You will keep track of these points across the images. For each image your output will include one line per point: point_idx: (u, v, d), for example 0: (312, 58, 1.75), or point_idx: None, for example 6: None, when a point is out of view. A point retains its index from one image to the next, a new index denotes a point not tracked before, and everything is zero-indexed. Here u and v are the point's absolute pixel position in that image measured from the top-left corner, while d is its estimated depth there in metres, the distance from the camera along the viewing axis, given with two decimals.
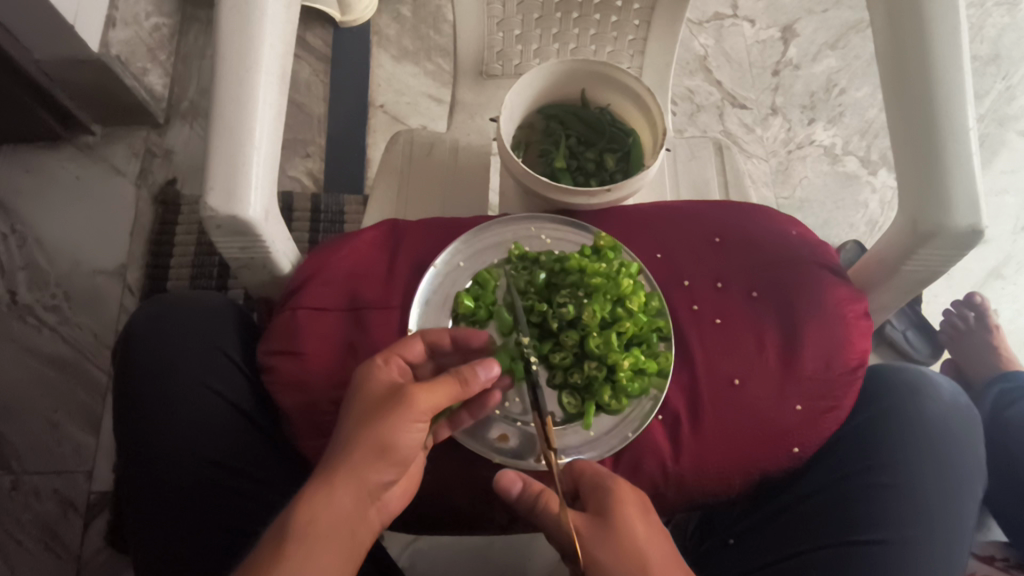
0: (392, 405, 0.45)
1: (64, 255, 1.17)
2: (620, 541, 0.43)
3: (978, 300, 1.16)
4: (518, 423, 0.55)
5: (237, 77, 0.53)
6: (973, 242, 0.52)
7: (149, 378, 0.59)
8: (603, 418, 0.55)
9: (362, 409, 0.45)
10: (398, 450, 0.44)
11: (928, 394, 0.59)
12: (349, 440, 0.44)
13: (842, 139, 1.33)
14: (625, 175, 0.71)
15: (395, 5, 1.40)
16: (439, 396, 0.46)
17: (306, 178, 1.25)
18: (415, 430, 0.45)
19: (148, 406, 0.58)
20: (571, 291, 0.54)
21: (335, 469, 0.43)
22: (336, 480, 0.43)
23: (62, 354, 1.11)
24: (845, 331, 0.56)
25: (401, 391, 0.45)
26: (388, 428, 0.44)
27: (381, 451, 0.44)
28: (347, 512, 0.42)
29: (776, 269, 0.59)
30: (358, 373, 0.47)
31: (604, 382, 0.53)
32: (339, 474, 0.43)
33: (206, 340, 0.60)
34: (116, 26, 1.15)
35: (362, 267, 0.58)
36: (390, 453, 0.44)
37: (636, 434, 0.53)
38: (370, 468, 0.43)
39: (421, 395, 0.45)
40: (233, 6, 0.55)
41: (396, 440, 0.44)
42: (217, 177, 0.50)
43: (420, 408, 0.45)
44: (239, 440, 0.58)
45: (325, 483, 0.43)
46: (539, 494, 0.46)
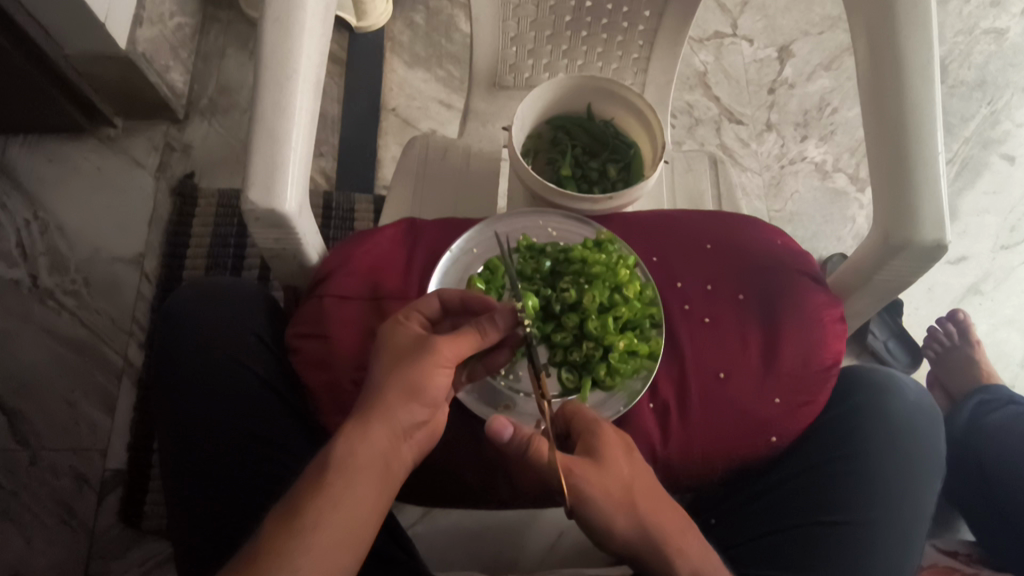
0: (419, 353, 0.51)
1: (84, 242, 1.22)
2: (611, 477, 0.48)
3: (960, 317, 1.23)
4: (521, 394, 0.62)
5: (277, 83, 0.57)
6: (939, 255, 0.57)
7: (187, 354, 0.64)
8: (597, 393, 0.60)
9: (391, 356, 0.51)
10: (426, 392, 0.50)
11: (896, 393, 0.65)
12: (382, 385, 0.50)
13: (833, 156, 1.40)
14: (626, 184, 0.77)
15: (409, 13, 1.46)
16: (461, 345, 0.52)
17: (319, 177, 1.31)
18: (440, 374, 0.51)
19: (187, 379, 0.63)
20: (573, 278, 0.60)
21: (370, 409, 0.49)
22: (371, 418, 0.48)
23: (80, 337, 1.16)
24: (821, 332, 0.61)
25: (427, 341, 0.51)
26: (416, 373, 0.50)
27: (412, 393, 0.50)
28: (383, 448, 0.48)
29: (762, 274, 0.64)
30: (384, 326, 0.54)
31: (600, 360, 0.59)
32: (374, 414, 0.48)
33: (240, 321, 0.65)
34: (143, 24, 1.19)
35: (383, 260, 0.64)
36: (419, 395, 0.50)
37: (626, 409, 0.59)
38: (403, 408, 0.49)
39: (445, 344, 0.51)
40: (276, 19, 0.59)
41: (424, 384, 0.50)
42: (257, 173, 0.55)
43: (444, 355, 0.51)
44: (270, 414, 0.63)
45: (361, 423, 0.48)
46: (529, 440, 0.49)
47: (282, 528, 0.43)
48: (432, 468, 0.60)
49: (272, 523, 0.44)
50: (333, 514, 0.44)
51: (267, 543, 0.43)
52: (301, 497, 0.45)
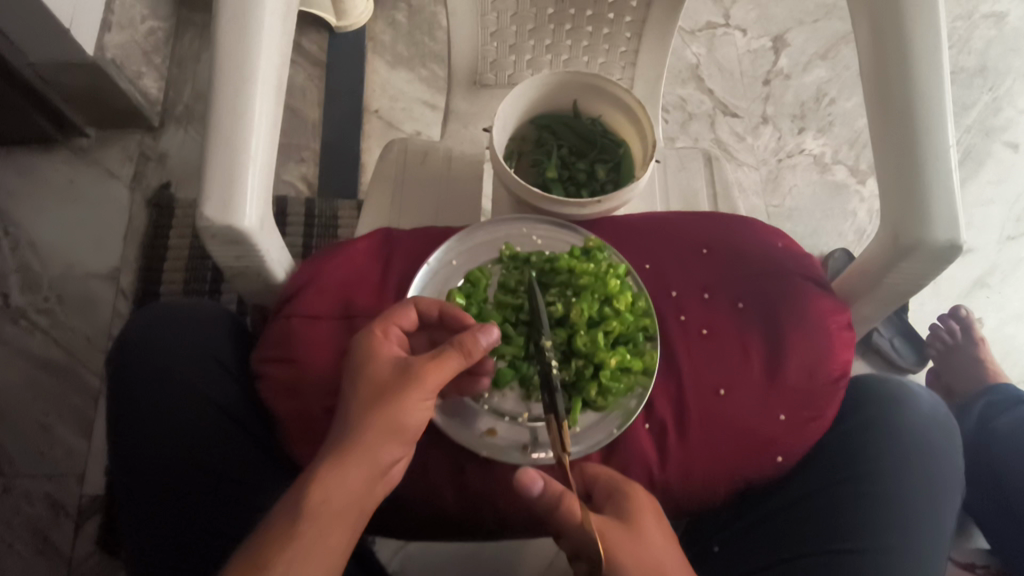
0: (401, 384, 0.47)
1: (58, 258, 1.18)
2: (642, 549, 0.45)
3: (962, 313, 1.17)
4: (507, 418, 0.57)
5: (230, 86, 0.51)
6: (953, 257, 0.52)
7: (145, 383, 0.59)
8: (588, 414, 0.56)
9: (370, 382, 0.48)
10: (408, 427, 0.47)
11: (908, 403, 0.60)
12: (358, 420, 0.46)
13: (832, 148, 1.35)
14: (615, 186, 0.72)
15: (391, 12, 1.41)
16: (444, 369, 0.47)
17: (300, 183, 1.27)
18: (421, 406, 0.47)
19: (144, 412, 0.59)
20: (560, 290, 0.56)
21: (345, 449, 0.45)
22: (347, 458, 0.45)
23: (54, 357, 1.12)
24: (828, 343, 0.56)
25: (410, 368, 0.47)
26: (398, 407, 0.46)
27: (393, 430, 0.46)
28: (359, 490, 0.45)
29: (761, 279, 0.59)
30: (359, 349, 0.49)
31: (592, 378, 0.54)
32: (349, 454, 0.45)
33: (208, 351, 0.61)
34: (112, 29, 1.14)
35: (355, 275, 0.59)
36: (400, 433, 0.46)
37: (620, 431, 0.55)
38: (382, 446, 0.46)
39: (427, 372, 0.47)
40: (231, 18, 0.53)
41: (406, 417, 0.46)
42: (213, 186, 0.49)
43: (427, 384, 0.47)
44: (230, 446, 0.59)
45: (334, 466, 0.44)
46: (560, 495, 0.47)
47: None
48: (409, 496, 0.54)
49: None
50: (302, 570, 0.41)
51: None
52: (273, 549, 0.42)
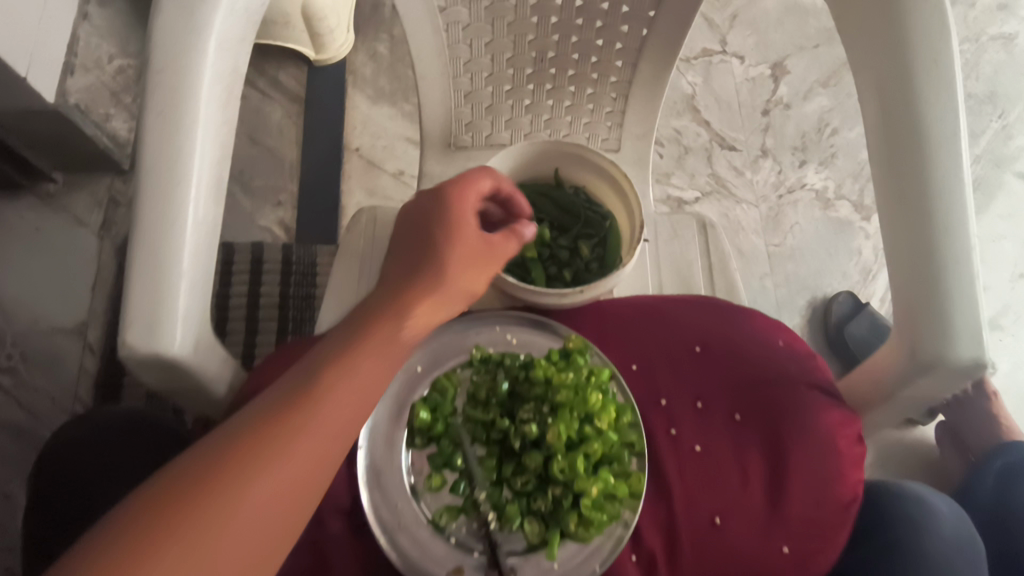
0: (485, 254, 0.47)
1: (21, 312, 1.11)
2: None
3: None
4: (475, 553, 0.51)
5: (159, 194, 0.46)
6: (978, 375, 0.46)
7: (81, 496, 0.59)
8: (569, 545, 0.49)
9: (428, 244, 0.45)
10: (473, 290, 0.46)
11: (934, 525, 0.56)
12: (444, 266, 0.44)
13: (835, 182, 1.29)
14: (600, 267, 0.64)
15: (372, 43, 1.35)
16: (509, 249, 0.48)
17: (277, 228, 1.20)
18: (486, 278, 0.47)
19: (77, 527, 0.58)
20: (535, 405, 0.48)
21: (424, 292, 0.44)
22: (422, 304, 0.43)
23: (16, 420, 1.05)
24: (835, 463, 0.51)
25: (493, 243, 0.47)
26: (474, 269, 0.46)
27: (465, 292, 0.46)
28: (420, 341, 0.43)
29: (762, 386, 0.54)
30: (416, 208, 0.47)
31: (571, 508, 0.47)
32: (428, 298, 0.44)
33: (139, 459, 0.59)
34: (75, 73, 1.05)
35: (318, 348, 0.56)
36: (466, 294, 0.46)
37: (603, 567, 0.49)
38: (452, 303, 0.45)
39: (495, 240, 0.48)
40: (160, 112, 0.47)
41: (476, 282, 0.46)
42: (137, 310, 0.44)
43: (498, 259, 0.48)
44: None
45: (417, 305, 0.43)
46: None
47: (283, 417, 0.37)
48: None
49: (278, 401, 0.38)
50: (340, 404, 0.39)
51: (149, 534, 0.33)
52: (323, 370, 0.39)
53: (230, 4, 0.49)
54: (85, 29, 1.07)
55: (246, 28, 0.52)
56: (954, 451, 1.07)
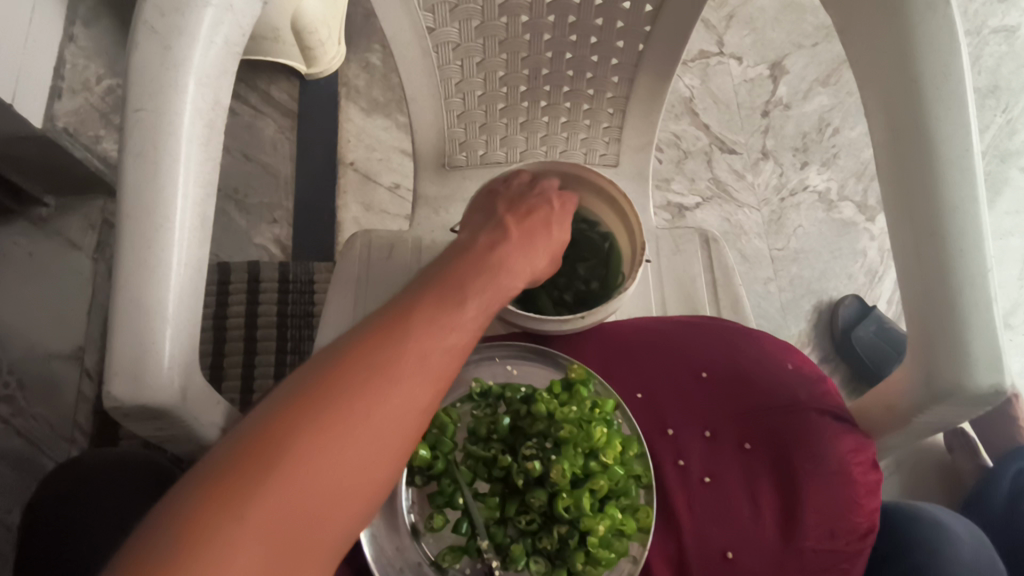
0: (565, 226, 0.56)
1: (17, 339, 1.09)
2: None
3: None
4: None
5: (141, 239, 0.44)
6: (995, 402, 0.44)
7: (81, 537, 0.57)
8: None
9: (522, 204, 0.53)
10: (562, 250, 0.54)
11: (950, 549, 0.54)
12: (552, 219, 0.53)
13: (837, 183, 1.27)
14: (601, 287, 0.61)
15: (365, 53, 1.34)
16: None
17: (273, 246, 1.18)
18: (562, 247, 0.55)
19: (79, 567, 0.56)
20: (538, 440, 0.47)
21: (544, 230, 0.52)
22: (544, 240, 0.51)
23: (16, 450, 1.04)
24: (851, 492, 0.50)
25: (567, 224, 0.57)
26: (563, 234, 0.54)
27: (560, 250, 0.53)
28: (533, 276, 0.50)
29: (772, 412, 0.53)
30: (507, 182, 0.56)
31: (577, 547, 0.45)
32: (550, 237, 0.52)
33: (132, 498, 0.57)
34: (62, 96, 1.08)
35: None
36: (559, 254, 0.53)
37: None
38: (557, 252, 0.52)
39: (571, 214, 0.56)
40: (139, 154, 0.46)
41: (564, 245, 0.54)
42: (121, 360, 0.42)
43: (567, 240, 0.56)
44: None
45: (539, 238, 0.51)
46: None
47: (446, 286, 0.40)
48: None
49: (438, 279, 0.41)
50: (490, 283, 0.42)
51: (303, 411, 0.32)
52: (470, 262, 0.43)
53: (209, 38, 0.48)
54: (71, 50, 1.09)
55: (227, 59, 0.50)
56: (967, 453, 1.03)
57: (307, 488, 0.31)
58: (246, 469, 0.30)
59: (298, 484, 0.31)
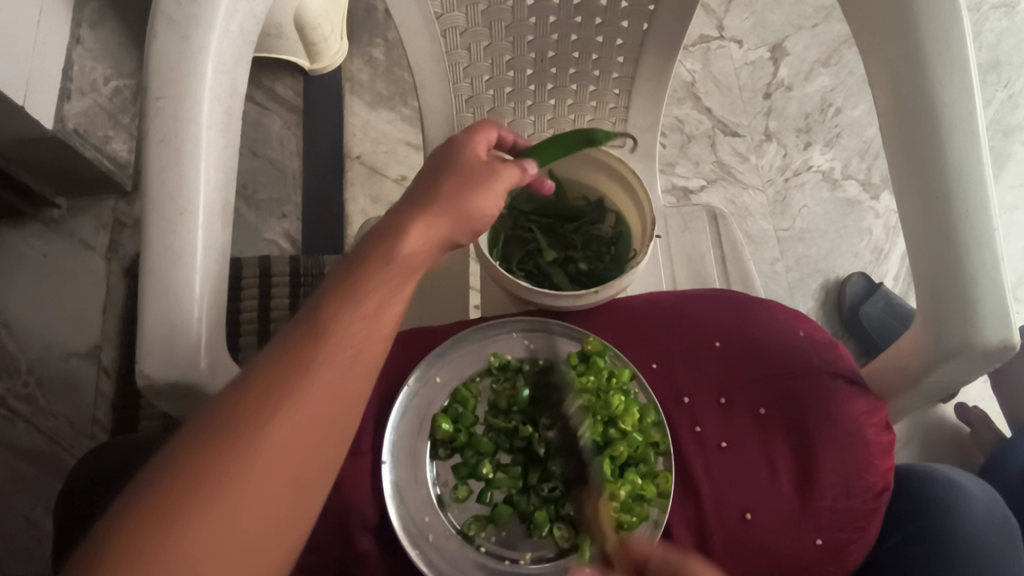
0: (484, 176, 0.48)
1: (34, 339, 1.10)
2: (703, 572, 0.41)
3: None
4: (508, 561, 0.51)
5: (167, 222, 0.46)
6: (1005, 358, 0.45)
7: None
8: None
9: (431, 195, 0.46)
10: (479, 215, 0.48)
11: (962, 506, 0.56)
12: (442, 182, 0.47)
13: (841, 162, 1.28)
14: (613, 259, 0.63)
15: (367, 48, 1.35)
16: (508, 178, 0.50)
17: (284, 241, 1.20)
18: (491, 200, 0.48)
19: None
20: (557, 412, 0.50)
21: (427, 203, 0.46)
22: (436, 209, 0.46)
23: (39, 447, 1.05)
24: (865, 452, 0.51)
25: (492, 166, 0.49)
26: (476, 191, 0.47)
27: (467, 216, 0.47)
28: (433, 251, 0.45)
29: (785, 378, 0.54)
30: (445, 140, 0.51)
31: None
32: (439, 207, 0.46)
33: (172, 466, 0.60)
34: (72, 97, 1.05)
35: None
36: (471, 222, 0.47)
37: None
38: (459, 225, 0.47)
39: (502, 170, 0.49)
40: (162, 140, 0.47)
41: (479, 206, 0.47)
42: (154, 341, 0.44)
43: (499, 186, 0.49)
44: None
45: (425, 211, 0.46)
46: None
47: (346, 291, 0.40)
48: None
49: (336, 284, 0.41)
50: (395, 273, 0.42)
51: (232, 432, 0.34)
52: (371, 249, 0.43)
53: (224, 25, 0.49)
54: (78, 53, 1.07)
55: (243, 47, 0.51)
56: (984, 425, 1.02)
57: (254, 496, 0.34)
58: (165, 495, 0.32)
59: (219, 517, 0.33)
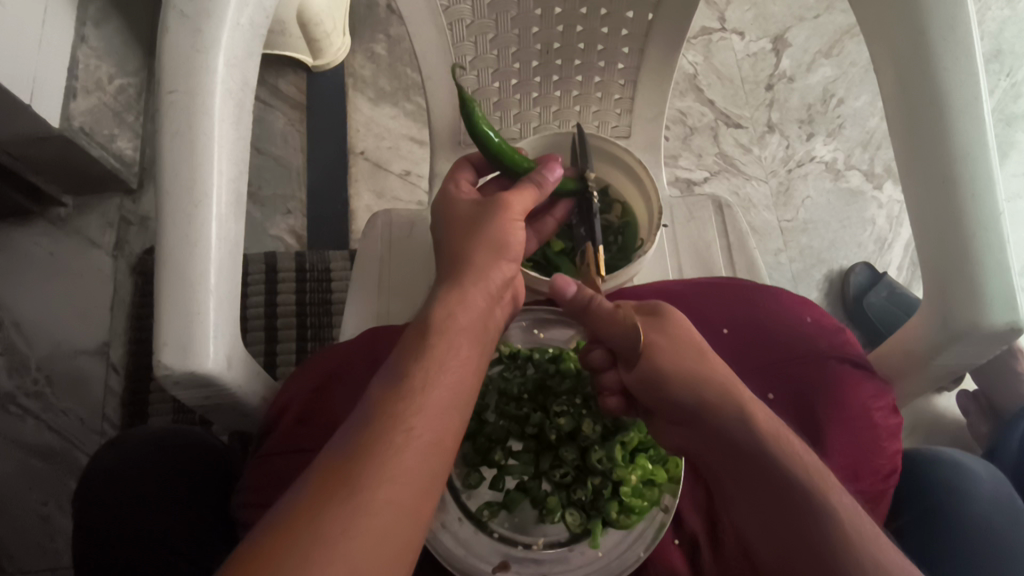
0: (490, 210, 0.50)
1: (43, 337, 1.10)
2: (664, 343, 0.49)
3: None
4: (521, 547, 0.50)
5: (182, 214, 0.46)
6: (1012, 340, 0.46)
7: (144, 516, 0.59)
8: (611, 532, 0.50)
9: (462, 267, 0.47)
10: (509, 246, 0.50)
11: (968, 488, 0.56)
12: (462, 233, 0.50)
13: (844, 153, 1.28)
14: (621, 252, 0.63)
15: (370, 44, 1.35)
16: (524, 199, 0.52)
17: (288, 236, 1.20)
18: (515, 229, 0.51)
19: (154, 537, 0.58)
20: (568, 399, 0.53)
21: (461, 260, 0.48)
22: (470, 255, 0.48)
23: (49, 444, 1.06)
24: (872, 436, 0.52)
25: (496, 199, 0.51)
26: (500, 228, 0.50)
27: (496, 248, 0.49)
28: (481, 308, 0.46)
29: (792, 364, 0.55)
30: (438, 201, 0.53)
31: (611, 497, 0.49)
32: (470, 258, 0.48)
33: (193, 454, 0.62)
34: (77, 96, 1.05)
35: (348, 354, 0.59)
36: (503, 250, 0.49)
37: (648, 553, 0.48)
38: (493, 265, 0.48)
39: (513, 199, 0.51)
40: (176, 133, 0.47)
41: (507, 238, 0.50)
42: (170, 329, 0.44)
43: (515, 210, 0.51)
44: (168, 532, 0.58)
45: (458, 265, 0.48)
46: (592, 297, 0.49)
47: (417, 347, 0.42)
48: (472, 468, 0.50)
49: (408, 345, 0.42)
50: (459, 330, 0.44)
51: (327, 491, 0.34)
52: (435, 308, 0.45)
53: (235, 18, 0.50)
54: (83, 52, 1.07)
55: (252, 41, 0.52)
56: (980, 414, 1.02)
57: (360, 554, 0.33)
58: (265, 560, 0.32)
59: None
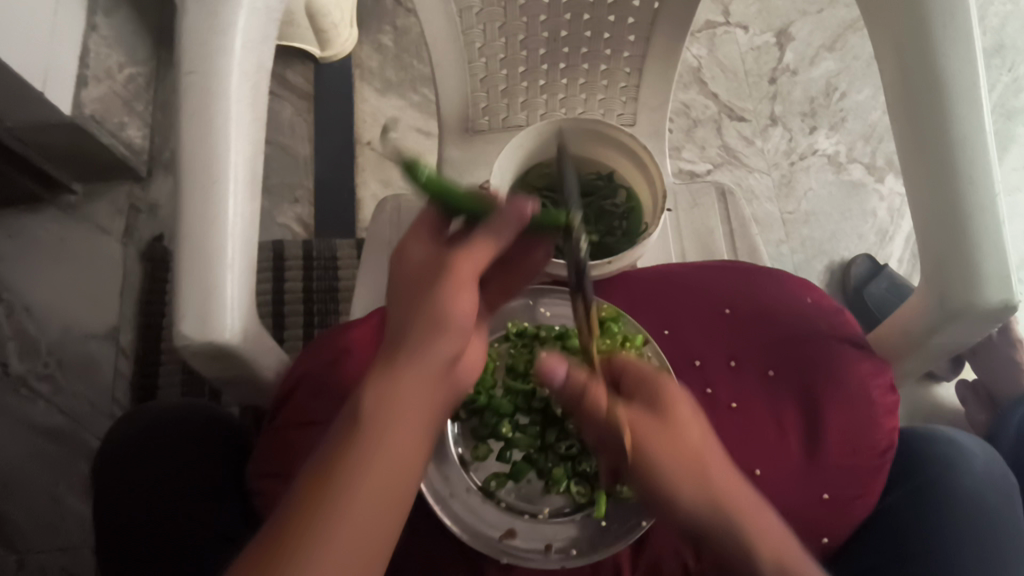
0: (433, 274, 0.38)
1: (54, 322, 1.12)
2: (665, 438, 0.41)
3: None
4: (527, 515, 0.52)
5: (201, 190, 0.48)
6: (1005, 319, 0.47)
7: (164, 488, 0.60)
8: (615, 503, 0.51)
9: (393, 352, 0.37)
10: (451, 319, 0.37)
11: (964, 461, 0.58)
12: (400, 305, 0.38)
13: (845, 146, 1.29)
14: (626, 236, 0.64)
15: (376, 35, 1.36)
16: (478, 250, 0.39)
17: (296, 225, 1.22)
18: (461, 298, 0.38)
19: (176, 503, 0.60)
20: None
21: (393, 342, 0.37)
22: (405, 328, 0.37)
23: (58, 426, 1.07)
24: (870, 412, 0.53)
25: (442, 257, 0.39)
26: (432, 300, 0.37)
27: (431, 324, 0.37)
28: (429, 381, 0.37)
29: (794, 342, 0.56)
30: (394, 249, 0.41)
31: None
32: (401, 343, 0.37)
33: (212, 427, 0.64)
34: (88, 84, 1.07)
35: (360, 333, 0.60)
36: (441, 326, 0.37)
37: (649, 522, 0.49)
38: (431, 347, 0.37)
39: (460, 260, 0.38)
40: (195, 112, 0.49)
41: (444, 310, 0.37)
42: (190, 300, 0.46)
43: (462, 272, 0.38)
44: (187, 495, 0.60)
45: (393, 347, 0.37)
46: (585, 387, 0.41)
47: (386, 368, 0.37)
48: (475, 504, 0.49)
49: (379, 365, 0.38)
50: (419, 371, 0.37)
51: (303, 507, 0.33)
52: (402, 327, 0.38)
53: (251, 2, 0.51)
54: (94, 40, 1.08)
55: (267, 24, 0.53)
56: (978, 403, 1.04)
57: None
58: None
59: None
